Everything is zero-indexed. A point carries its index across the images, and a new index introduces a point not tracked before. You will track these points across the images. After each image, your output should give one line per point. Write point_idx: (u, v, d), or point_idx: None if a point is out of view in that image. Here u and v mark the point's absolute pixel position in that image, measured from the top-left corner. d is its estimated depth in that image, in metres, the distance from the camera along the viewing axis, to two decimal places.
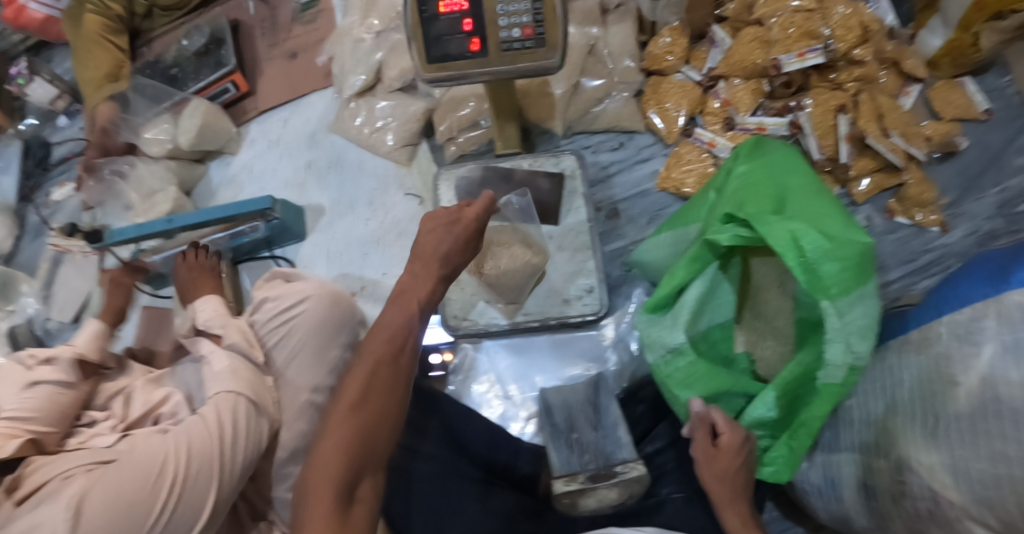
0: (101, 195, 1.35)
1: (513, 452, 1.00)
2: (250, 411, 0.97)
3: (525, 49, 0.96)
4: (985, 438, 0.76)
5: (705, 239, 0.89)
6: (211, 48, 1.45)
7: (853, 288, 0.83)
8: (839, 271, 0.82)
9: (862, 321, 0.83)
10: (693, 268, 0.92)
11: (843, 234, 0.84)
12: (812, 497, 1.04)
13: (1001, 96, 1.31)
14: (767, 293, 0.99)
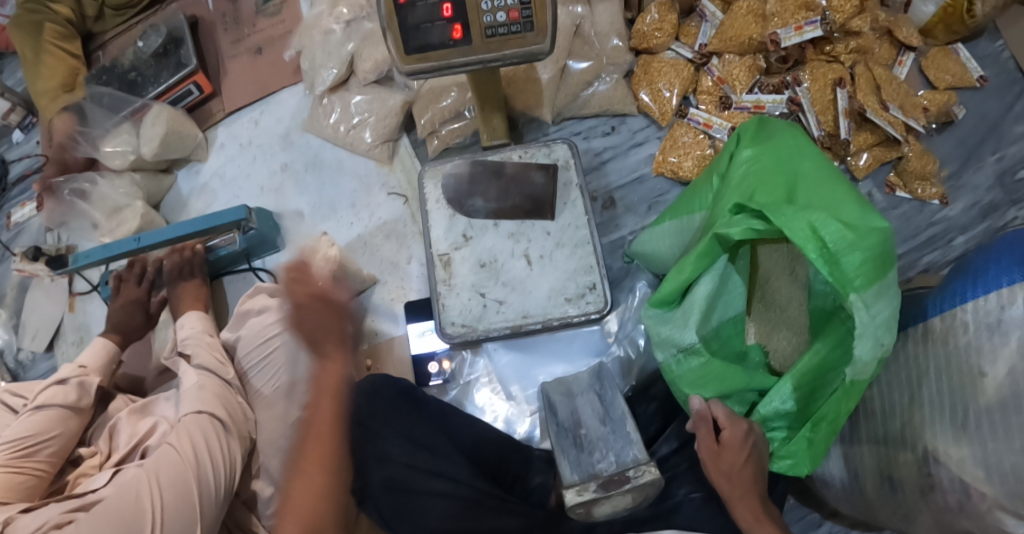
0: (64, 216, 1.25)
1: (524, 461, 0.95)
2: (217, 427, 0.95)
3: (511, 35, 0.90)
4: (1019, 432, 0.74)
5: (715, 233, 0.83)
6: (170, 49, 1.35)
7: (876, 279, 0.78)
8: (861, 262, 0.78)
9: (886, 315, 0.79)
10: (702, 263, 0.86)
11: (861, 221, 0.80)
12: (830, 485, 1.02)
13: (993, 63, 1.29)
14: (778, 284, 0.94)
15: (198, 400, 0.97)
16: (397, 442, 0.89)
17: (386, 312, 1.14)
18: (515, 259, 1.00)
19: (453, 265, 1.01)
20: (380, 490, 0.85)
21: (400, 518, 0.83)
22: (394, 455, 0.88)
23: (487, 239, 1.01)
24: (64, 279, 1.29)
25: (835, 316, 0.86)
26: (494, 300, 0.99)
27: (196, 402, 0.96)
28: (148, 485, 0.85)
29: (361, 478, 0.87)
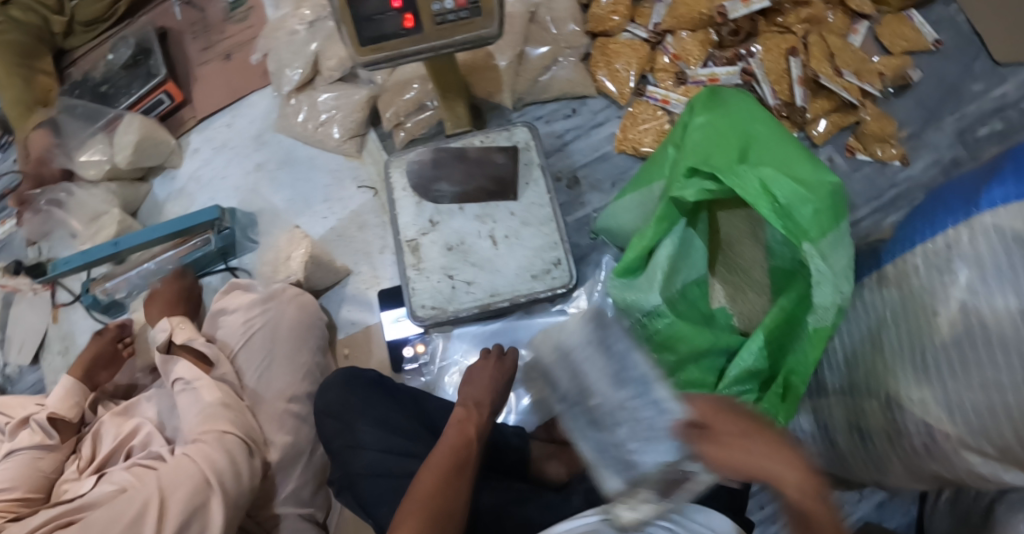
0: (43, 226, 1.28)
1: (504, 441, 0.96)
2: (240, 449, 0.92)
3: (461, 20, 0.92)
4: (975, 367, 0.76)
5: (671, 196, 0.86)
6: (140, 59, 1.38)
7: (830, 229, 0.81)
8: (813, 214, 0.81)
9: (844, 263, 0.81)
10: (663, 227, 0.89)
11: (814, 176, 0.83)
12: (805, 444, 1.04)
13: (949, 26, 1.31)
14: (740, 249, 0.96)
15: (209, 417, 0.94)
16: (369, 423, 0.91)
17: (359, 300, 1.17)
18: (481, 240, 1.03)
19: (422, 250, 1.03)
20: (366, 476, 0.86)
21: (379, 503, 0.84)
22: (369, 443, 0.89)
23: (454, 222, 1.04)
24: (46, 292, 1.31)
25: (796, 272, 0.88)
26: (463, 281, 1.02)
27: (193, 409, 0.95)
28: (158, 500, 0.82)
29: (339, 470, 0.89)
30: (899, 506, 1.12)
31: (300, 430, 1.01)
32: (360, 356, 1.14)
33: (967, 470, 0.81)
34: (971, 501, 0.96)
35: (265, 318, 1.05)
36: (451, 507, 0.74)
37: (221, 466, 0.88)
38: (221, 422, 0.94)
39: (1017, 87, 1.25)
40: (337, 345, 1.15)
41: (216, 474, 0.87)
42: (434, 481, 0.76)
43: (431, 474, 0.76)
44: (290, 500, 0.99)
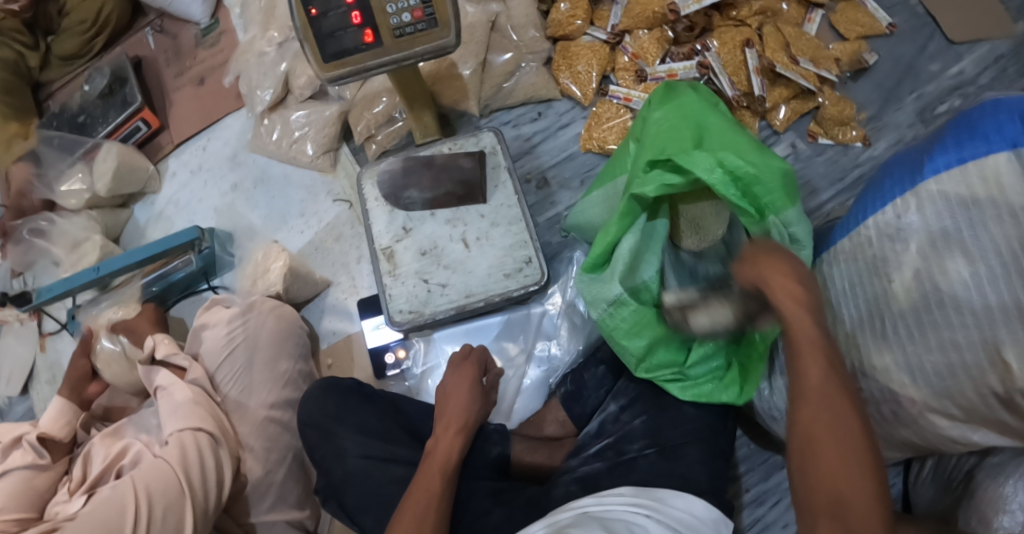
0: (26, 256, 1.31)
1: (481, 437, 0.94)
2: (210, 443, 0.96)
3: (418, 32, 0.95)
4: (931, 330, 0.77)
5: (630, 192, 0.86)
6: (115, 88, 1.41)
7: (788, 206, 0.84)
8: (772, 191, 0.83)
9: (807, 230, 0.85)
10: (626, 221, 0.88)
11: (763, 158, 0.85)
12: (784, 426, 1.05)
13: (903, 10, 1.35)
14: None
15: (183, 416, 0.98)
16: (350, 430, 0.94)
17: (340, 311, 1.19)
18: (453, 244, 1.06)
19: (396, 257, 1.06)
20: (352, 482, 0.91)
21: (363, 509, 0.89)
22: (349, 450, 0.92)
23: (427, 227, 1.07)
24: (32, 322, 1.34)
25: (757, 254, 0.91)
26: (437, 284, 1.04)
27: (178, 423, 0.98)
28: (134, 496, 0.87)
29: (324, 477, 0.93)
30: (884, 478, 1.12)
31: (278, 437, 1.04)
32: (342, 366, 1.17)
33: (935, 433, 0.82)
34: (952, 467, 0.98)
35: (247, 332, 1.08)
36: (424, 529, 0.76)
37: (191, 464, 0.92)
38: (195, 417, 0.98)
39: (974, 62, 1.29)
40: (320, 356, 1.17)
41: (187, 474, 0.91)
42: (413, 512, 0.78)
43: (411, 503, 0.78)
44: (276, 507, 1.02)
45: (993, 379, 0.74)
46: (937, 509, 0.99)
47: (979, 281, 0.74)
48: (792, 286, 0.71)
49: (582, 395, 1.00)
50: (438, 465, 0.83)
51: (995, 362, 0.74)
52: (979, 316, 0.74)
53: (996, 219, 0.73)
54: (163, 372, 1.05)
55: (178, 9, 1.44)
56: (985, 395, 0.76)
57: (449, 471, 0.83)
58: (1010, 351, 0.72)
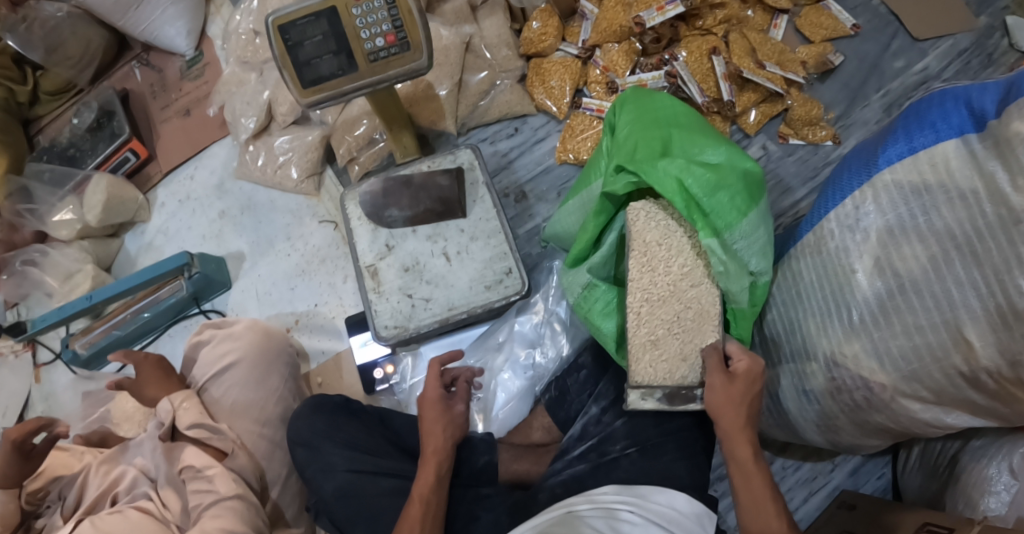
0: (20, 287, 1.33)
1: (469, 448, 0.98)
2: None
3: (392, 56, 0.99)
4: (895, 316, 0.80)
5: (602, 193, 0.88)
6: (104, 122, 1.44)
7: (747, 212, 0.85)
8: (730, 200, 0.84)
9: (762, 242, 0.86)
10: (600, 221, 0.92)
11: (728, 160, 0.87)
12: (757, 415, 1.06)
13: (865, 10, 1.34)
14: (665, 345, 0.86)
15: (219, 511, 0.95)
16: (337, 448, 0.96)
17: (327, 329, 1.25)
18: (435, 259, 1.09)
19: (380, 274, 1.09)
20: (341, 496, 0.93)
21: (355, 522, 0.92)
22: (337, 465, 0.95)
23: (408, 244, 1.10)
24: (27, 353, 1.38)
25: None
26: (421, 299, 1.08)
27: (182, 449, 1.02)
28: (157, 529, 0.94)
29: (315, 494, 0.95)
30: (874, 469, 1.12)
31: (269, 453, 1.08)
32: (333, 383, 1.21)
33: (908, 417, 0.85)
34: (938, 452, 0.98)
35: (234, 348, 1.12)
36: None
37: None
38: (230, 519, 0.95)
39: (939, 58, 1.29)
40: (310, 375, 1.22)
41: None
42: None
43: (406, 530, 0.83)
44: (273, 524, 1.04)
45: (957, 360, 0.77)
46: (925, 495, 1.00)
47: (935, 264, 0.77)
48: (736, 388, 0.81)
49: (566, 400, 1.03)
50: (428, 487, 0.86)
51: (958, 342, 0.77)
52: (939, 298, 0.77)
53: (948, 203, 0.76)
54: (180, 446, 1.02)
55: (163, 42, 1.48)
56: (951, 375, 0.78)
57: (430, 498, 0.86)
58: (971, 330, 0.75)
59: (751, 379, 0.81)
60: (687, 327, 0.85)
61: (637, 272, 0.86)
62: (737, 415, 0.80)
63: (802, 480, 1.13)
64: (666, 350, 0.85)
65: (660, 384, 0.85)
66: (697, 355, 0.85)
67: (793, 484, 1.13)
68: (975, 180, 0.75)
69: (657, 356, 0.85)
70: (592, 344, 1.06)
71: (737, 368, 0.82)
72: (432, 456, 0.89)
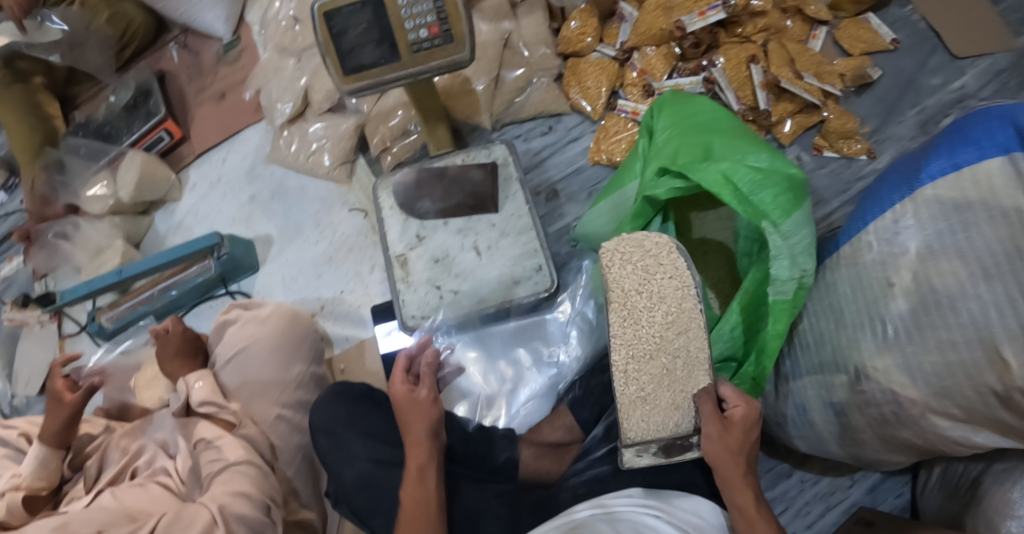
0: (50, 259, 1.34)
1: (487, 445, 0.99)
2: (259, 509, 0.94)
3: (434, 48, 0.99)
4: (929, 331, 0.79)
5: (644, 195, 0.91)
6: (141, 101, 1.45)
7: (790, 211, 0.84)
8: (774, 197, 0.84)
9: (806, 242, 0.84)
10: (639, 223, 0.94)
11: (772, 164, 0.86)
12: (777, 425, 1.04)
13: (904, 26, 1.33)
14: (657, 397, 0.84)
15: (230, 476, 0.95)
16: (359, 438, 0.97)
17: (352, 318, 1.25)
18: (464, 252, 1.09)
19: (409, 264, 1.09)
20: (360, 485, 0.93)
21: (373, 512, 0.92)
22: (359, 453, 0.95)
23: (439, 236, 1.10)
24: (53, 324, 1.39)
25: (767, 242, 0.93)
26: (449, 291, 1.08)
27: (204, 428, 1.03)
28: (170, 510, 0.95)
29: (334, 482, 0.96)
30: (893, 488, 1.12)
31: (289, 437, 1.08)
32: (355, 371, 1.22)
33: (937, 434, 0.84)
34: (959, 473, 0.98)
35: (259, 330, 1.13)
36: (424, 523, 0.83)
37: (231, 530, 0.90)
38: (242, 483, 0.94)
39: (976, 77, 1.27)
40: (333, 361, 1.23)
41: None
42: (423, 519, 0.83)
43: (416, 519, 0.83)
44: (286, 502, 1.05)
45: (991, 378, 0.76)
46: (944, 516, 0.99)
47: (973, 281, 0.76)
48: (735, 434, 0.80)
49: (588, 402, 1.03)
50: (423, 466, 0.87)
51: (993, 361, 0.75)
52: (975, 315, 0.76)
53: (989, 220, 0.76)
54: (204, 426, 1.03)
55: (202, 26, 1.49)
56: (983, 394, 0.77)
57: (431, 481, 0.86)
58: (1007, 349, 0.74)
59: (745, 422, 0.81)
60: (677, 377, 0.84)
61: (620, 328, 0.85)
62: (736, 463, 0.80)
63: (820, 494, 1.12)
64: (659, 403, 0.84)
65: (655, 438, 0.83)
66: (690, 402, 0.84)
67: (810, 498, 1.12)
68: (1018, 199, 0.74)
69: (650, 410, 0.83)
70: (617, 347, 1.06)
71: (733, 413, 0.81)
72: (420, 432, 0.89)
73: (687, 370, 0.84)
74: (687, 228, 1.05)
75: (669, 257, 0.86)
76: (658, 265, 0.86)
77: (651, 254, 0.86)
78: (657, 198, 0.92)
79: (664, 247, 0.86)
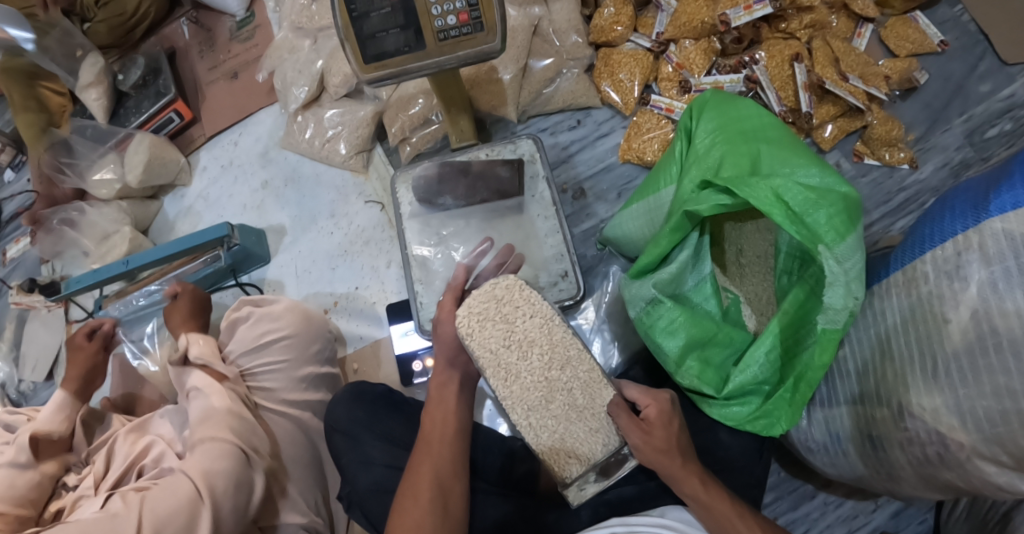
0: (56, 246, 1.29)
1: (506, 452, 0.95)
2: (237, 459, 0.91)
3: (463, 35, 0.93)
4: (985, 374, 0.74)
5: (685, 210, 0.85)
6: (149, 80, 1.37)
7: (845, 235, 0.81)
8: (827, 219, 0.81)
9: (859, 268, 0.80)
10: (676, 237, 0.88)
11: (825, 185, 0.83)
12: (801, 447, 0.98)
13: (954, 27, 1.25)
14: (570, 433, 0.86)
15: (209, 426, 0.93)
16: (373, 439, 0.92)
17: (367, 315, 1.21)
18: None
19: (428, 264, 1.05)
20: (373, 493, 0.88)
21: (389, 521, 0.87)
22: (376, 458, 0.90)
23: (460, 235, 1.06)
24: (59, 309, 1.34)
25: (810, 260, 0.88)
26: None
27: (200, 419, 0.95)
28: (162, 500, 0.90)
29: (348, 485, 0.91)
30: (916, 514, 1.06)
31: (299, 439, 1.04)
32: (369, 371, 1.18)
33: (982, 479, 0.78)
34: (988, 506, 0.92)
35: (275, 330, 1.07)
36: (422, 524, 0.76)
37: (213, 484, 0.88)
38: (225, 431, 0.93)
39: None
40: (346, 360, 1.19)
41: (207, 496, 0.87)
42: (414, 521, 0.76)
43: (410, 515, 0.76)
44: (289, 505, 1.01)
45: None
46: None
47: None
48: (659, 438, 0.79)
49: None
50: (434, 464, 0.80)
51: None
52: None
53: None
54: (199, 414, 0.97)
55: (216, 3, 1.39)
56: None
57: (440, 478, 0.79)
58: None
59: (665, 421, 0.80)
60: (580, 406, 0.86)
61: (505, 389, 0.86)
62: (673, 461, 0.78)
63: (843, 518, 1.08)
64: (574, 438, 0.86)
65: (588, 465, 0.85)
66: (604, 421, 0.86)
67: (833, 521, 1.08)
68: None
69: (572, 443, 0.85)
70: (644, 358, 1.03)
71: (649, 414, 0.81)
72: (435, 422, 0.84)
73: (592, 401, 0.86)
74: (720, 238, 1.00)
75: (520, 296, 0.87)
76: (513, 310, 0.86)
77: (504, 303, 0.87)
78: (698, 213, 0.86)
79: (513, 290, 0.87)
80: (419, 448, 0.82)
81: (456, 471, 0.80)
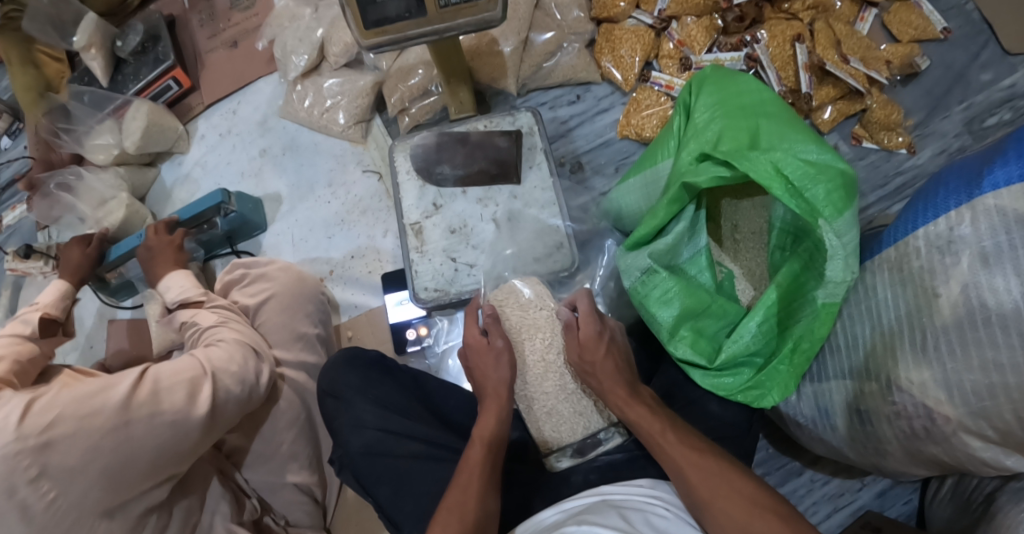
0: (51, 210, 1.24)
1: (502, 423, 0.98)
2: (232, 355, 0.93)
3: (464, 3, 0.90)
4: (973, 348, 0.74)
5: (683, 181, 0.85)
6: (148, 46, 1.35)
7: (843, 209, 0.81)
8: (826, 193, 0.81)
9: (855, 241, 0.81)
10: (674, 209, 0.88)
11: (825, 161, 0.83)
12: (789, 422, 0.99)
13: (958, 15, 1.25)
14: (559, 410, 0.92)
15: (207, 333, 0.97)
16: (366, 402, 0.92)
17: (364, 284, 1.21)
18: (483, 223, 1.05)
19: (425, 233, 1.05)
20: (364, 454, 0.88)
21: (379, 482, 0.86)
22: (368, 422, 0.90)
23: (457, 205, 1.06)
24: None
25: (803, 235, 0.87)
26: (464, 263, 1.05)
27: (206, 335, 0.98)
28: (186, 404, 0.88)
29: (339, 448, 0.90)
30: (901, 494, 1.07)
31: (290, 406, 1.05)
32: (364, 338, 1.19)
33: (967, 454, 0.79)
34: (972, 488, 0.92)
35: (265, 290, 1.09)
36: (464, 507, 0.73)
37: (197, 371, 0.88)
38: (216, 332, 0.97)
39: None
40: (341, 328, 1.20)
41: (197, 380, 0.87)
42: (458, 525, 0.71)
43: (451, 516, 0.72)
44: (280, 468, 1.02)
45: None
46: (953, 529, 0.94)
47: None
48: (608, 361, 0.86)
49: None
50: (476, 472, 0.76)
51: None
52: None
53: None
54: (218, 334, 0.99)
55: None
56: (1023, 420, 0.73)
57: (488, 478, 0.76)
58: None
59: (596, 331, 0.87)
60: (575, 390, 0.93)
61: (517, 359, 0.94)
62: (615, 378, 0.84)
63: (829, 495, 1.09)
64: (563, 414, 0.92)
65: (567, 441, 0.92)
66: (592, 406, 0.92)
67: (819, 498, 1.09)
68: None
69: (556, 420, 0.92)
70: (637, 329, 1.03)
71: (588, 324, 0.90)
72: (488, 447, 0.79)
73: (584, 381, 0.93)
74: (717, 214, 1.00)
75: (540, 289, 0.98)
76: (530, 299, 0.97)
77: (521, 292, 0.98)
78: (696, 186, 0.86)
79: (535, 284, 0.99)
80: (458, 472, 0.77)
81: (495, 473, 0.77)
